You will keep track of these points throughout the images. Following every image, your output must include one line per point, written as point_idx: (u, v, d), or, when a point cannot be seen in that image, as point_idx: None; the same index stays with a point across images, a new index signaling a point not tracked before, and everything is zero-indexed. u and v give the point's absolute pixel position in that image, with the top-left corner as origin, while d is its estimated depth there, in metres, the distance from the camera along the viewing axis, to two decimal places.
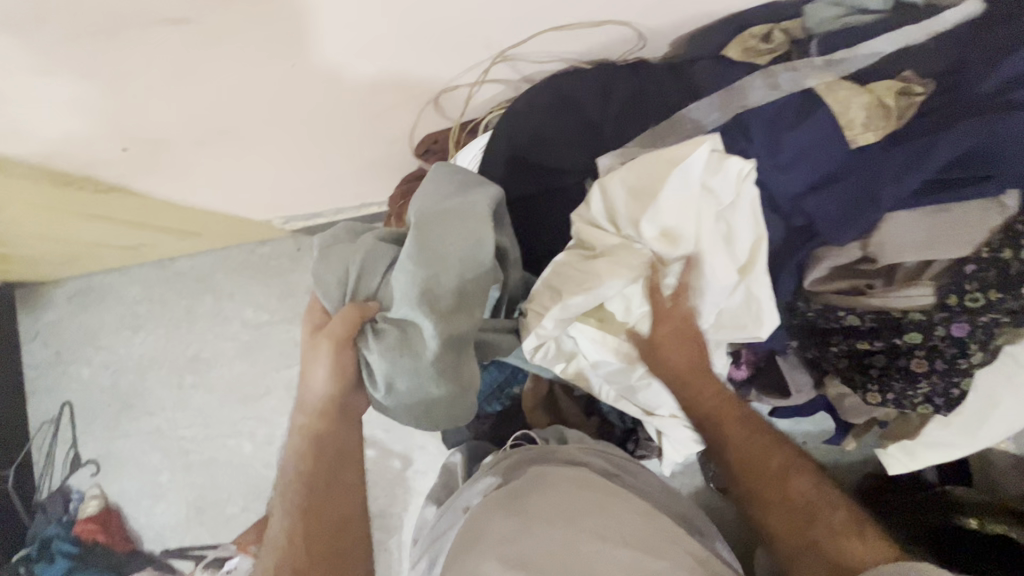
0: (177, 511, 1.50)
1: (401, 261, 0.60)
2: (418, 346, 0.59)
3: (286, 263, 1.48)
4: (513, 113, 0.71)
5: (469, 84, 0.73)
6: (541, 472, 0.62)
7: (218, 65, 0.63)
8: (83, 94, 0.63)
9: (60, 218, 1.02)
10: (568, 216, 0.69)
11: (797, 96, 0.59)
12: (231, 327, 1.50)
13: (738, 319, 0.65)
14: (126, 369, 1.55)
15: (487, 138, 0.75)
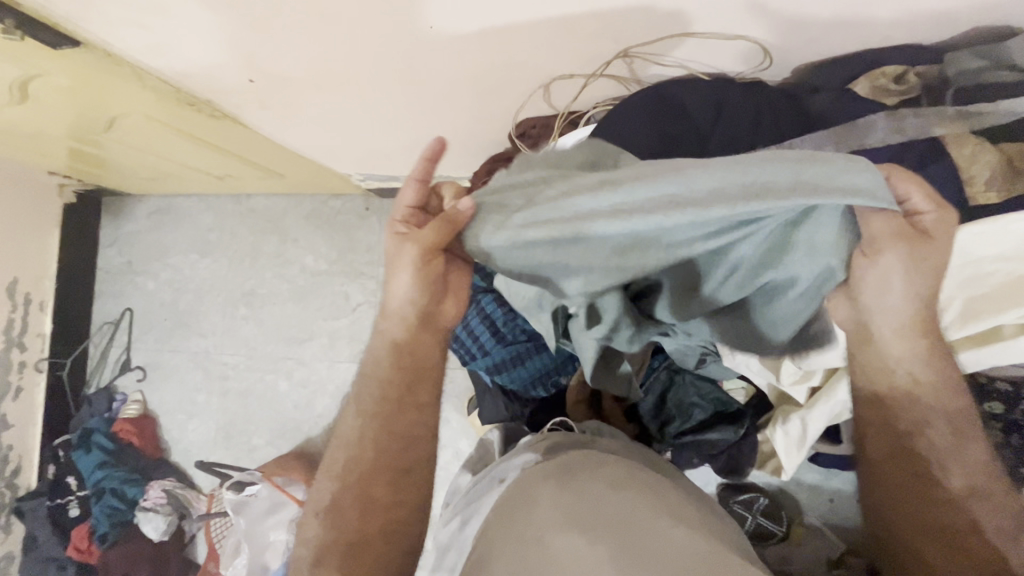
0: (208, 431, 1.58)
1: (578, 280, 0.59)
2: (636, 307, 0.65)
3: (352, 219, 1.53)
4: (622, 114, 0.72)
5: (587, 75, 0.75)
6: (585, 455, 0.63)
7: (358, 16, 0.66)
8: (232, 23, 0.68)
9: (168, 136, 1.09)
10: None
11: (923, 142, 0.58)
12: (291, 270, 1.57)
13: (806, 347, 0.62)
14: (187, 290, 1.64)
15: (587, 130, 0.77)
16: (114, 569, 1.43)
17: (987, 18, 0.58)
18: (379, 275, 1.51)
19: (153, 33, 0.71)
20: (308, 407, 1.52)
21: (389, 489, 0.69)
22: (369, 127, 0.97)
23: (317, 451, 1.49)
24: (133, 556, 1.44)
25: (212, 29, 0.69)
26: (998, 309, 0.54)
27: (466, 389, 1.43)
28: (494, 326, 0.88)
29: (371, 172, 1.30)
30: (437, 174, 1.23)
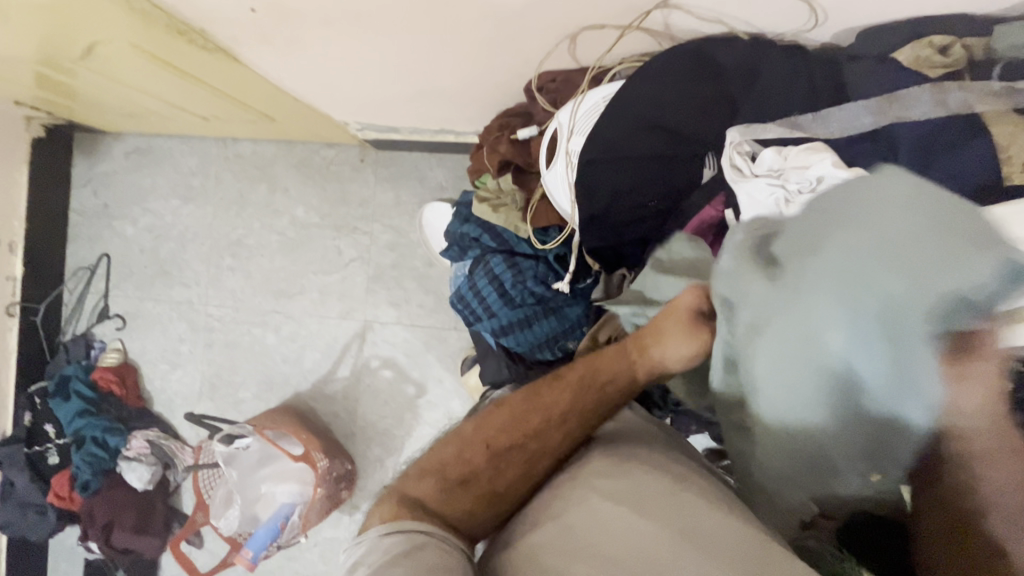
0: (192, 382, 1.55)
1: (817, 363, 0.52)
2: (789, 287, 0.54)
3: (346, 171, 1.47)
4: (641, 82, 0.71)
5: (621, 27, 0.71)
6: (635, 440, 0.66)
7: None
8: None
9: (153, 69, 1.01)
10: (680, 187, 0.72)
11: (962, 119, 0.56)
12: (280, 221, 1.51)
13: None
14: (169, 237, 1.57)
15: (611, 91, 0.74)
16: (98, 516, 1.42)
17: None
18: (374, 231, 1.46)
19: None
20: (297, 362, 1.50)
21: (496, 458, 0.65)
22: (375, 70, 0.92)
23: (307, 405, 1.48)
24: (116, 504, 1.43)
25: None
26: None
27: (460, 349, 1.42)
28: (505, 290, 0.90)
29: (370, 121, 1.24)
30: (441, 126, 1.18)
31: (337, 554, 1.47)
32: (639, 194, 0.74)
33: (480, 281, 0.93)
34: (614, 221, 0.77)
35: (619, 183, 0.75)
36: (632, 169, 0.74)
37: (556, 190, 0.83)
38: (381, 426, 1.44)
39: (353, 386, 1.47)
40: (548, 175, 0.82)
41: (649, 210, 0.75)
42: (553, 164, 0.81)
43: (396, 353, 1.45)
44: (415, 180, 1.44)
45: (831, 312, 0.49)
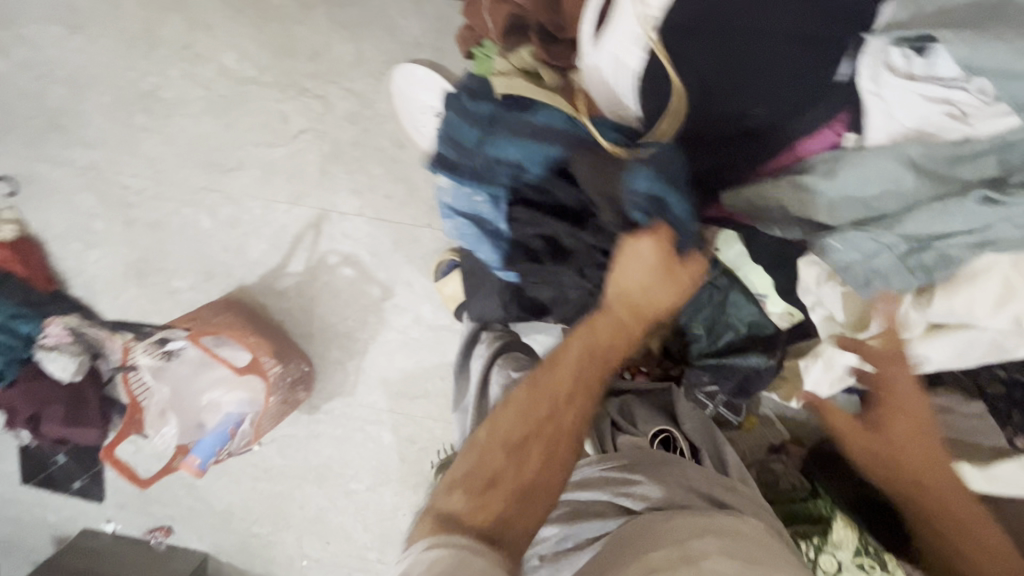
0: (114, 266, 1.31)
1: (911, 164, 0.56)
2: (844, 190, 0.59)
3: (291, 8, 1.12)
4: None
5: None
6: (683, 472, 0.70)
7: None
8: None
9: None
10: (767, 109, 0.61)
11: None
12: (205, 71, 1.17)
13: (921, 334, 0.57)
14: (57, 79, 1.20)
15: None
16: (20, 408, 1.26)
17: None
18: (329, 95, 1.16)
19: None
20: (240, 252, 1.28)
21: (536, 458, 0.58)
22: None
23: (255, 301, 1.30)
24: (40, 397, 1.26)
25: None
26: None
27: (435, 251, 1.23)
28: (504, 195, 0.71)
29: None
30: None
31: (297, 451, 1.41)
32: (743, 96, 0.61)
33: (465, 179, 0.73)
34: (699, 127, 0.63)
35: (720, 70, 0.61)
36: (744, 57, 0.60)
37: (598, 69, 0.68)
38: (341, 329, 1.29)
39: (309, 283, 1.28)
40: (594, 52, 0.67)
41: (747, 122, 0.62)
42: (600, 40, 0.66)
43: (359, 250, 1.25)
44: (383, 30, 1.11)
45: (892, 166, 0.57)
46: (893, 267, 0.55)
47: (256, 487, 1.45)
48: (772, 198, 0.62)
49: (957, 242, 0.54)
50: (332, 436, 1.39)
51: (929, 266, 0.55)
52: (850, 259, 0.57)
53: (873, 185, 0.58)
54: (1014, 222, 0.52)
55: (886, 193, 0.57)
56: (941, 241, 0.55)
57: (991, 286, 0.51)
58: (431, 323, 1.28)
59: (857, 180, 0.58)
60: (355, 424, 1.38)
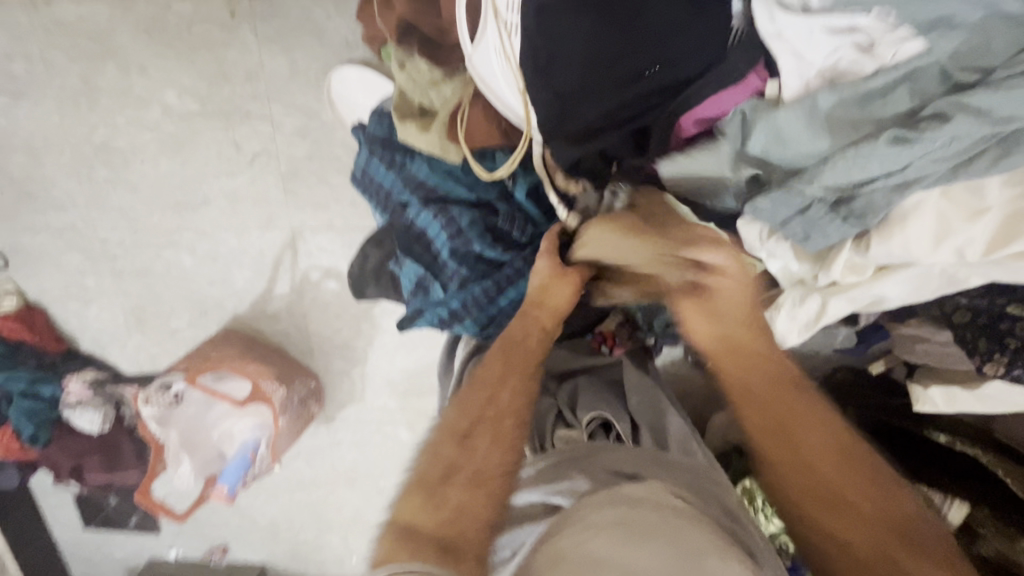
0: (114, 318, 1.36)
1: (823, 110, 0.45)
2: (765, 151, 0.49)
3: (216, 33, 1.09)
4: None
5: None
6: (606, 460, 0.63)
7: None
8: None
9: None
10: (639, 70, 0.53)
11: None
12: (150, 113, 1.16)
13: (865, 296, 0.52)
14: (15, 149, 1.22)
15: None
16: (61, 463, 1.33)
17: None
18: (274, 114, 1.14)
19: None
20: (226, 283, 1.30)
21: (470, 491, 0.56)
22: None
23: (251, 327, 1.33)
24: (76, 451, 1.33)
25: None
26: None
27: None
28: (414, 203, 0.72)
29: None
30: None
31: (324, 460, 1.47)
32: (637, 69, 0.53)
33: (378, 166, 0.77)
34: (571, 102, 0.56)
35: (613, 46, 0.52)
36: (633, 24, 0.51)
37: (489, 73, 0.62)
38: (339, 341, 1.31)
39: (298, 302, 1.30)
40: (476, 52, 0.61)
41: (642, 95, 0.54)
42: (479, 40, 0.60)
43: (338, 262, 1.25)
44: (311, 37, 1.07)
45: (805, 114, 0.46)
46: (831, 226, 0.46)
47: (294, 498, 1.52)
48: (695, 169, 0.56)
49: (876, 189, 0.44)
50: (352, 441, 1.43)
51: (873, 215, 0.44)
52: (783, 216, 0.48)
53: (791, 143, 0.47)
54: (937, 159, 0.41)
55: (796, 149, 0.47)
56: (860, 189, 0.45)
57: (944, 227, 0.43)
58: None
59: (778, 136, 0.48)
60: (372, 427, 1.41)
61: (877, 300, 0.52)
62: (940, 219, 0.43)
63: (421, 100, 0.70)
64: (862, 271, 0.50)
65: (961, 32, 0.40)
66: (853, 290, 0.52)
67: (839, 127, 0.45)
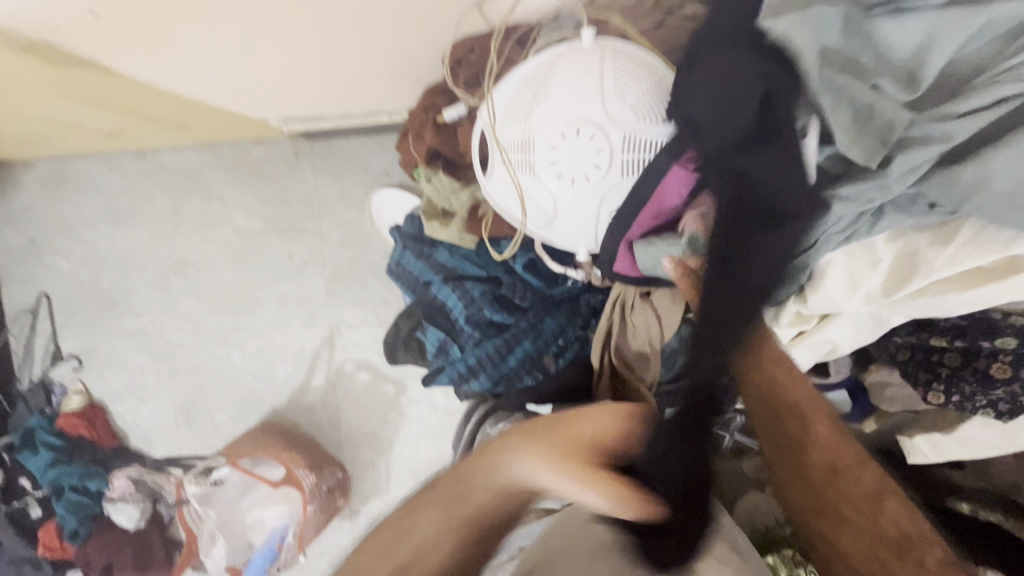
0: (165, 414, 1.48)
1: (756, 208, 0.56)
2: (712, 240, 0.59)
3: (282, 169, 1.35)
4: (613, 61, 0.61)
5: None
6: None
7: None
8: None
9: (21, 91, 0.87)
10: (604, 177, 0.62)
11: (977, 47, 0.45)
12: (222, 233, 1.40)
13: (824, 341, 0.62)
14: (107, 266, 1.45)
15: (532, 68, 0.64)
16: (95, 560, 1.37)
17: None
18: (323, 229, 1.36)
19: None
20: (269, 378, 1.43)
21: None
22: (262, 57, 0.77)
23: (287, 419, 1.43)
24: (111, 547, 1.38)
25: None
26: (1008, 241, 0.45)
27: None
28: (437, 282, 0.87)
29: (292, 114, 1.11)
30: (373, 108, 1.08)
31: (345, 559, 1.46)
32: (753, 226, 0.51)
33: (410, 257, 0.92)
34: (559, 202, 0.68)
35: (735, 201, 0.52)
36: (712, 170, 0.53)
37: (501, 198, 0.73)
38: (367, 431, 1.39)
39: (332, 393, 1.41)
40: (487, 181, 0.72)
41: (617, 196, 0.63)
42: (490, 172, 0.71)
43: (370, 354, 1.38)
44: (357, 169, 1.31)
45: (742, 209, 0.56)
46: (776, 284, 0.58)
47: None
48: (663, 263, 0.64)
49: (806, 258, 0.54)
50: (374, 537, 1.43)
51: (802, 272, 0.55)
52: None
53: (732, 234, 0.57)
54: (834, 233, 0.51)
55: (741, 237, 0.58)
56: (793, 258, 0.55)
57: (856, 278, 0.53)
58: (446, 408, 1.37)
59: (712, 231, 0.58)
60: None
61: (833, 343, 0.62)
62: (856, 275, 0.53)
63: (444, 205, 0.85)
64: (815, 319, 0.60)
65: (829, 137, 0.51)
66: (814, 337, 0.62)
67: None
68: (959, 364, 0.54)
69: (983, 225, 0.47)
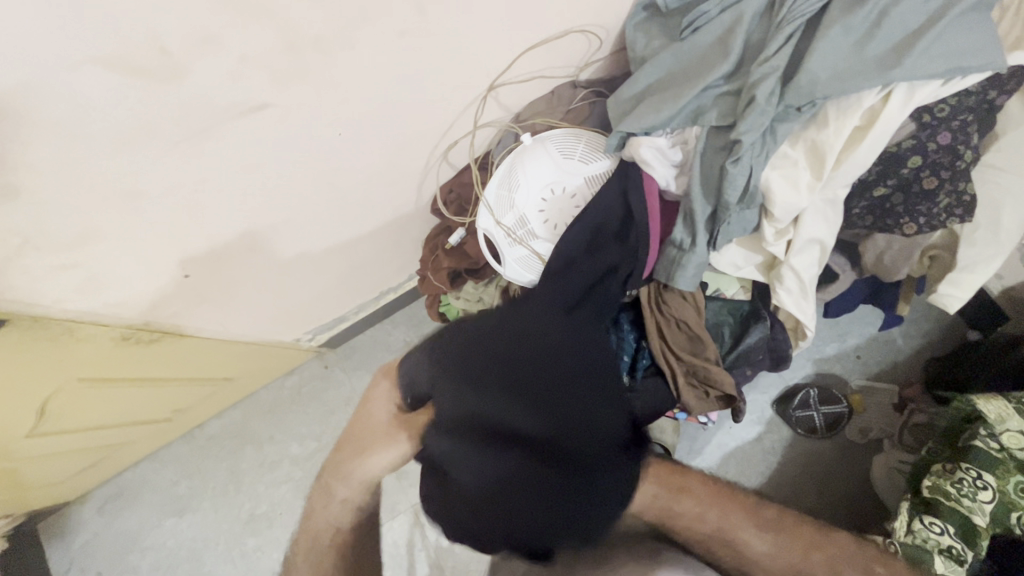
0: None
1: (702, 179, 0.74)
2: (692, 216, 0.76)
3: (319, 384, 1.47)
4: (552, 142, 0.83)
5: (465, 135, 0.85)
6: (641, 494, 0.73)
7: (263, 168, 0.68)
8: (146, 240, 0.67)
9: (101, 394, 1.00)
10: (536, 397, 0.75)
11: (755, 20, 0.71)
12: (282, 469, 1.44)
13: (816, 236, 0.75)
14: (179, 561, 1.42)
15: (499, 173, 0.85)
16: None
17: None
18: None
19: (75, 290, 0.68)
20: None
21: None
22: (303, 271, 0.97)
23: None
24: None
25: (113, 238, 0.64)
26: (856, 100, 0.66)
27: None
28: None
29: (318, 324, 1.29)
30: (383, 286, 1.28)
31: None
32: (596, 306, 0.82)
33: None
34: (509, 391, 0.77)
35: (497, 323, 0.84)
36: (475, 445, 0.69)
37: (520, 276, 0.88)
38: None
39: None
40: (504, 268, 0.88)
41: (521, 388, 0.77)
42: (503, 259, 0.87)
43: None
44: (382, 351, 1.46)
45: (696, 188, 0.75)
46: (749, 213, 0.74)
47: None
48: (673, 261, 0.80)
49: (754, 181, 0.71)
50: None
51: (756, 194, 0.72)
52: (732, 233, 0.75)
53: (703, 208, 0.75)
54: (756, 157, 0.70)
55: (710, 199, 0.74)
56: (749, 186, 0.71)
57: (794, 177, 0.71)
58: None
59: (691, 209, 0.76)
60: None
61: (824, 238, 0.76)
62: (795, 174, 0.71)
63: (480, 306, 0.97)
64: (802, 225, 0.74)
65: (710, 107, 0.73)
66: (810, 236, 0.75)
67: (711, 177, 0.73)
68: (903, 197, 0.70)
69: (838, 102, 0.67)
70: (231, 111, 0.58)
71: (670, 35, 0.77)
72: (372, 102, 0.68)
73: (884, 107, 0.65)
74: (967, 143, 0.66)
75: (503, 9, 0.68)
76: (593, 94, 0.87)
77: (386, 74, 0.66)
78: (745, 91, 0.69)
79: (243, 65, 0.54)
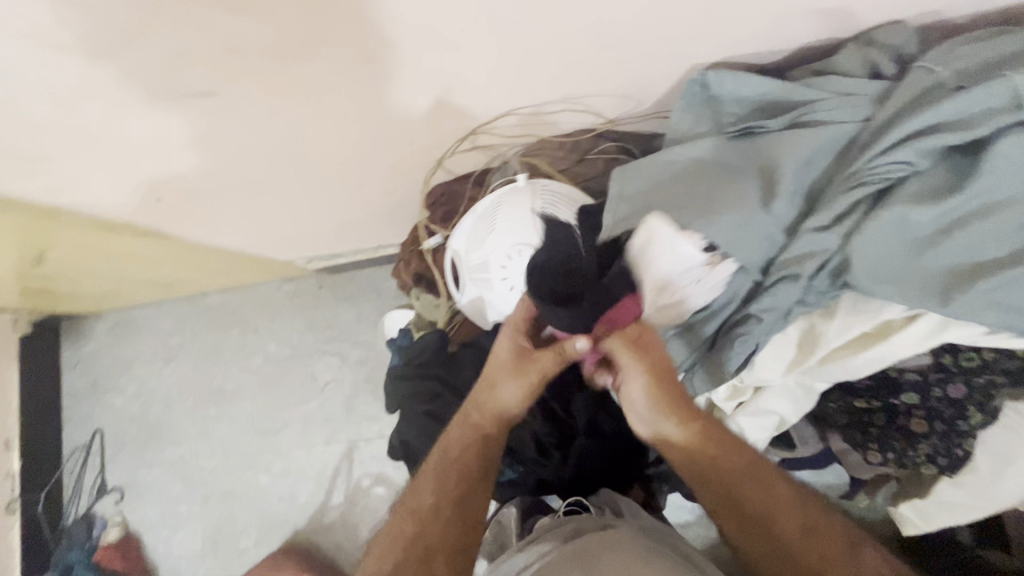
0: (194, 543, 1.53)
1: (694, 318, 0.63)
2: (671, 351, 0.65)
3: (309, 299, 1.53)
4: (542, 195, 0.74)
5: (462, 149, 0.78)
6: (574, 525, 0.71)
7: (226, 132, 0.66)
8: (107, 164, 0.68)
9: (99, 257, 1.08)
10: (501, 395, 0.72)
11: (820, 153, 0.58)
12: (255, 360, 1.56)
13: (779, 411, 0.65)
14: (155, 400, 1.61)
15: (485, 202, 0.77)
16: None
17: (806, 38, 0.59)
18: (342, 350, 1.51)
19: (47, 189, 0.72)
20: (292, 498, 1.49)
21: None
22: (286, 218, 0.97)
23: (307, 542, 1.46)
24: None
25: (73, 158, 0.66)
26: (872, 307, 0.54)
27: None
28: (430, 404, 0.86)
29: (315, 253, 1.31)
30: (381, 241, 1.27)
31: None
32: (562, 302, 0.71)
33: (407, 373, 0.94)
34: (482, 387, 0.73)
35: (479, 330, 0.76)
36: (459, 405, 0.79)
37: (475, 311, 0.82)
38: None
39: (350, 511, 1.45)
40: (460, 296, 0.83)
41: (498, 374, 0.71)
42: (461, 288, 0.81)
43: (386, 468, 1.45)
44: (372, 294, 1.49)
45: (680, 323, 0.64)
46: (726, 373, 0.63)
47: None
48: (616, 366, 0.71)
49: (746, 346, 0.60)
50: None
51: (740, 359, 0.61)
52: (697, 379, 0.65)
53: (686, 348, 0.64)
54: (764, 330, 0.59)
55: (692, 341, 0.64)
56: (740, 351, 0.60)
57: (774, 355, 0.60)
58: None
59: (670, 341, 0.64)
60: None
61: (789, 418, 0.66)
62: (779, 353, 0.60)
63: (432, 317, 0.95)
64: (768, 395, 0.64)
65: None
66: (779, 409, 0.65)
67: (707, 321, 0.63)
68: (884, 424, 0.60)
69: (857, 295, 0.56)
70: (180, 88, 0.55)
71: (717, 122, 0.64)
72: (347, 105, 0.63)
73: (904, 327, 0.53)
74: (980, 407, 0.55)
75: (504, 57, 0.58)
76: (617, 151, 0.76)
77: (361, 84, 0.60)
78: (783, 264, 0.57)
79: (185, 54, 0.51)
